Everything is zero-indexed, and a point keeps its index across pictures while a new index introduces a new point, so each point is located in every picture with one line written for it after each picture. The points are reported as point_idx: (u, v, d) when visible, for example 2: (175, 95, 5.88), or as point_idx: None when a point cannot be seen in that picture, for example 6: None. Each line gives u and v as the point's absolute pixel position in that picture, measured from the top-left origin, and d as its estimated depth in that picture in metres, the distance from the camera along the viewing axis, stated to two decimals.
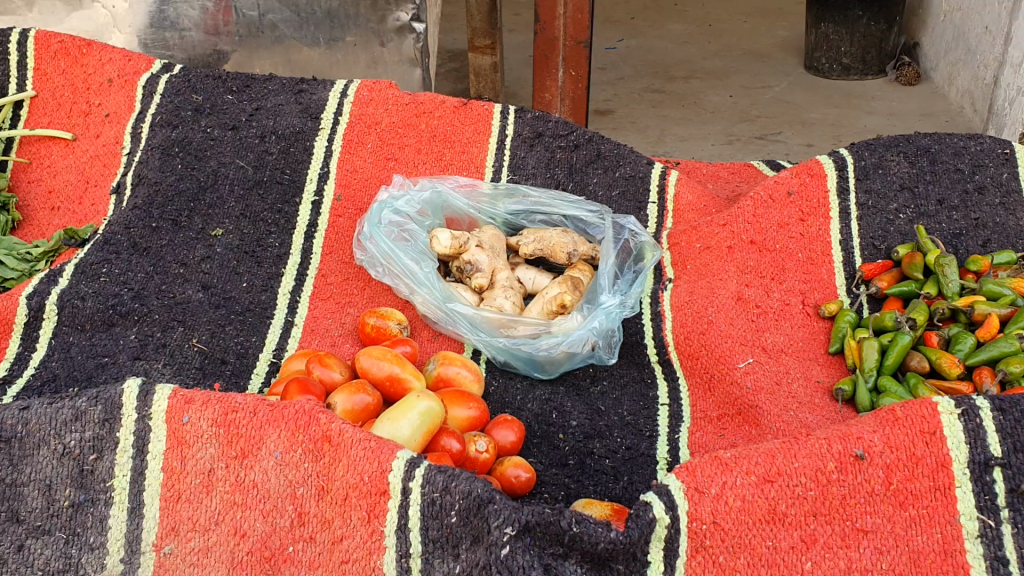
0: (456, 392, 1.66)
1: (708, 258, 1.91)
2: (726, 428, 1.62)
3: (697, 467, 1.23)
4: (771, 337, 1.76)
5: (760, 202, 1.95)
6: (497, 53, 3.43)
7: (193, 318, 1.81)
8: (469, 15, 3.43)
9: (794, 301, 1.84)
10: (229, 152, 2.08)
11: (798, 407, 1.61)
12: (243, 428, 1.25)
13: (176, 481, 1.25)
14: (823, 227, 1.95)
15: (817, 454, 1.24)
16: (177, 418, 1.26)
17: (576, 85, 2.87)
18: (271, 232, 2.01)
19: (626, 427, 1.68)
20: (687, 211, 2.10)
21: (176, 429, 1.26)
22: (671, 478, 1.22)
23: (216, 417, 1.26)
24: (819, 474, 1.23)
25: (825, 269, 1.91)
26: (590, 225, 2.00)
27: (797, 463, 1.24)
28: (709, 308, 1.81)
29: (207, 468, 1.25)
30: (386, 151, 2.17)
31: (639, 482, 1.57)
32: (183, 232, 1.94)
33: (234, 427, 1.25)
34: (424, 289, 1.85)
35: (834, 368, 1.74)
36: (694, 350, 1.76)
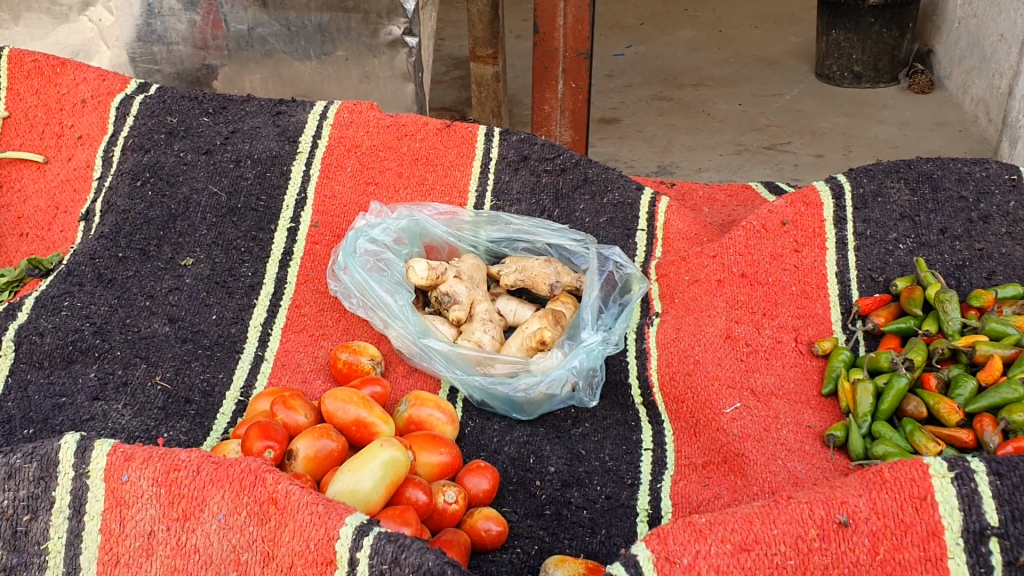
0: (427, 435, 1.58)
1: (696, 292, 1.82)
2: (710, 477, 1.54)
3: (669, 534, 1.16)
4: (761, 378, 1.67)
5: (752, 231, 1.87)
6: (499, 63, 3.35)
7: (157, 354, 1.74)
8: (471, 25, 3.34)
9: (786, 339, 1.75)
10: (202, 178, 2.00)
11: (787, 456, 1.53)
12: (185, 488, 1.18)
13: (114, 544, 1.17)
14: (819, 259, 1.85)
15: (798, 520, 1.16)
16: (116, 477, 1.19)
17: (576, 96, 2.75)
18: (245, 261, 1.94)
19: (606, 474, 1.60)
20: (676, 240, 2.01)
21: (115, 488, 1.19)
22: (640, 548, 1.15)
23: (157, 476, 1.19)
24: (799, 542, 1.15)
25: (820, 304, 1.81)
26: (574, 254, 1.92)
27: (777, 530, 1.16)
28: (696, 346, 1.73)
29: (147, 530, 1.17)
30: (366, 176, 2.09)
31: (617, 536, 1.49)
32: (151, 262, 1.88)
33: (175, 487, 1.18)
34: (398, 322, 1.77)
35: (827, 412, 1.64)
36: (679, 392, 1.68)
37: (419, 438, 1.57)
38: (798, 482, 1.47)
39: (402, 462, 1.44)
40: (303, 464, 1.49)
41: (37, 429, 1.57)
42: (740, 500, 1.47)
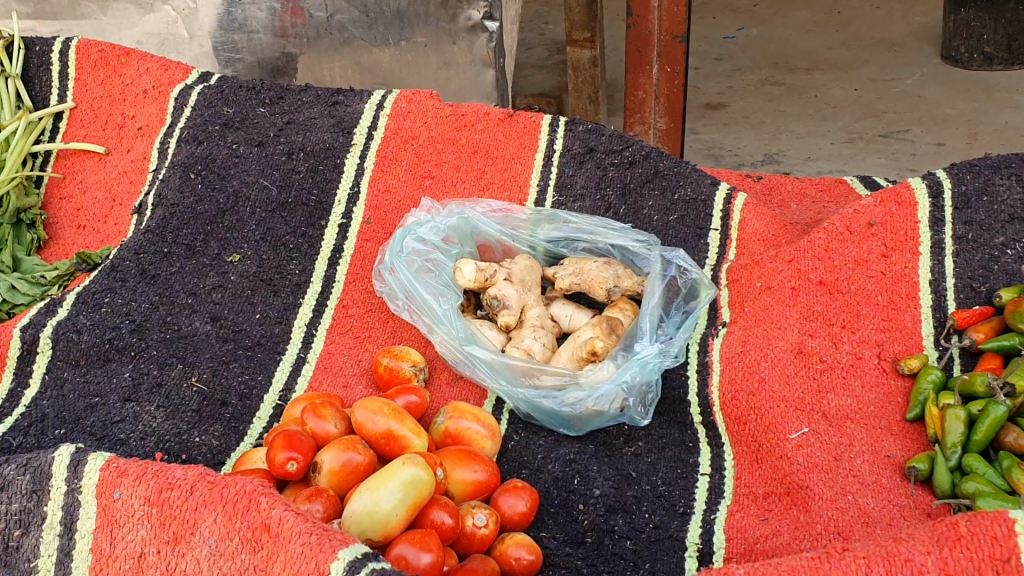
0: (462, 451, 1.47)
1: (768, 300, 1.65)
2: (771, 510, 1.38)
3: None
4: (835, 400, 1.49)
5: (835, 234, 1.68)
6: (596, 48, 3.20)
7: (195, 355, 1.69)
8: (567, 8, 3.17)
9: (868, 355, 1.56)
10: (253, 171, 1.95)
11: (859, 491, 1.35)
12: (177, 509, 1.11)
13: (105, 565, 1.12)
14: (911, 264, 1.65)
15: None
16: (108, 493, 1.14)
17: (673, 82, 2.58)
18: (293, 257, 1.89)
19: (656, 500, 1.46)
20: (752, 241, 1.83)
21: (106, 505, 1.13)
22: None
23: (149, 495, 1.13)
24: None
25: (910, 315, 1.61)
26: (636, 256, 1.78)
27: None
28: (762, 362, 1.56)
29: (138, 552, 1.12)
30: (423, 169, 2.00)
31: (661, 572, 1.35)
32: (196, 258, 1.86)
33: (167, 507, 1.12)
34: (442, 327, 1.67)
35: (911, 439, 1.45)
36: (741, 413, 1.52)
37: (453, 454, 1.46)
38: (869, 521, 1.30)
39: (427, 481, 1.33)
40: (327, 478, 1.39)
41: (69, 429, 1.52)
42: (801, 538, 1.31)
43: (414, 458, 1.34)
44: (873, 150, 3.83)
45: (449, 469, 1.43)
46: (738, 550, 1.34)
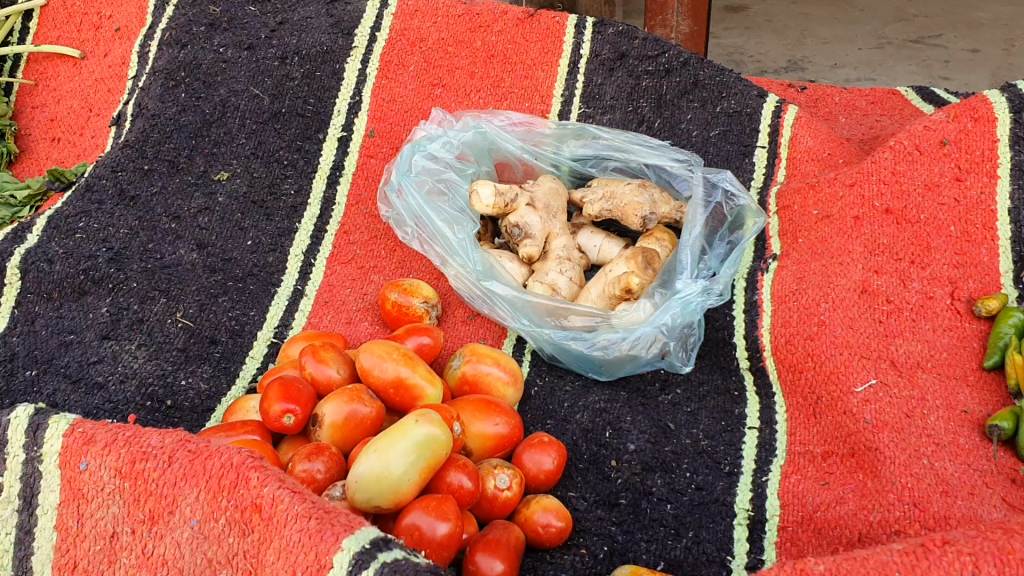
0: (481, 400, 1.30)
1: (827, 229, 1.47)
2: (832, 473, 1.22)
3: None
4: (905, 346, 1.31)
5: (902, 154, 1.49)
6: None
7: (179, 287, 1.51)
8: None
9: (939, 294, 1.38)
10: (243, 78, 1.75)
11: (935, 453, 1.18)
12: (153, 484, 0.96)
13: (72, 546, 0.97)
14: (988, 189, 1.44)
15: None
16: (74, 464, 0.98)
17: None
18: (288, 176, 1.69)
19: (698, 457, 1.30)
20: (805, 160, 1.61)
21: (72, 478, 0.98)
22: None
23: (120, 466, 0.97)
24: None
25: (987, 249, 1.40)
26: (675, 178, 1.58)
27: None
28: (822, 303, 1.38)
29: (109, 531, 0.96)
30: (432, 76, 1.79)
31: (707, 543, 1.20)
32: (180, 177, 1.66)
33: (142, 481, 0.96)
34: (457, 259, 1.48)
35: (989, 392, 1.27)
36: (798, 360, 1.35)
37: (473, 404, 1.28)
38: (948, 491, 1.13)
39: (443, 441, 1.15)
40: (329, 433, 1.23)
41: (41, 370, 1.36)
42: (869, 509, 1.15)
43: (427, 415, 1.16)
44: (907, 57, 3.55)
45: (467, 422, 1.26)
46: (795, 519, 1.19)
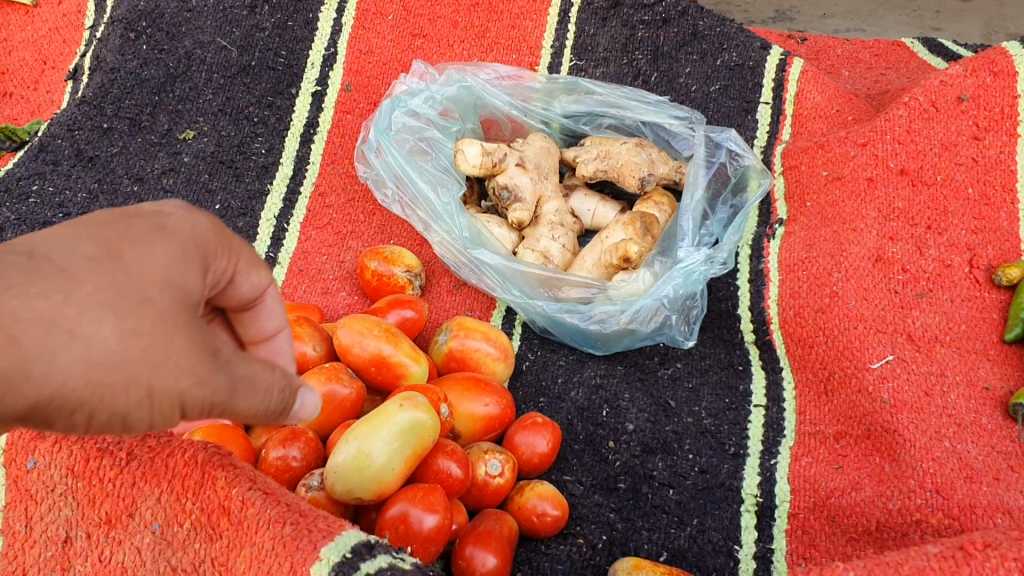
0: (470, 378, 1.20)
1: (838, 193, 1.37)
2: (846, 456, 1.14)
3: None
4: (922, 319, 1.23)
5: (917, 111, 1.39)
6: None
7: None
8: None
9: (957, 262, 1.29)
10: (209, 29, 1.62)
11: (957, 435, 1.11)
12: (109, 485, 0.90)
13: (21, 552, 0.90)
14: (1008, 148, 1.36)
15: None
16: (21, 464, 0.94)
17: None
18: (258, 134, 1.57)
19: (701, 438, 1.22)
20: (812, 117, 1.51)
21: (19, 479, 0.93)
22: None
23: (72, 465, 0.91)
24: None
25: (1006, 212, 1.32)
26: (674, 137, 1.48)
27: None
28: (835, 272, 1.29)
29: (62, 536, 0.90)
30: (413, 25, 1.67)
31: (713, 531, 1.12)
32: (143, 136, 1.55)
33: (97, 482, 0.90)
34: (441, 224, 1.36)
35: (1010, 367, 1.19)
36: (808, 334, 1.26)
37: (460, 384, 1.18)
38: (972, 477, 1.06)
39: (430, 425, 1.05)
40: None
41: None
42: (887, 496, 1.07)
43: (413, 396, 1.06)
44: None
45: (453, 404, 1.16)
46: (807, 505, 1.12)
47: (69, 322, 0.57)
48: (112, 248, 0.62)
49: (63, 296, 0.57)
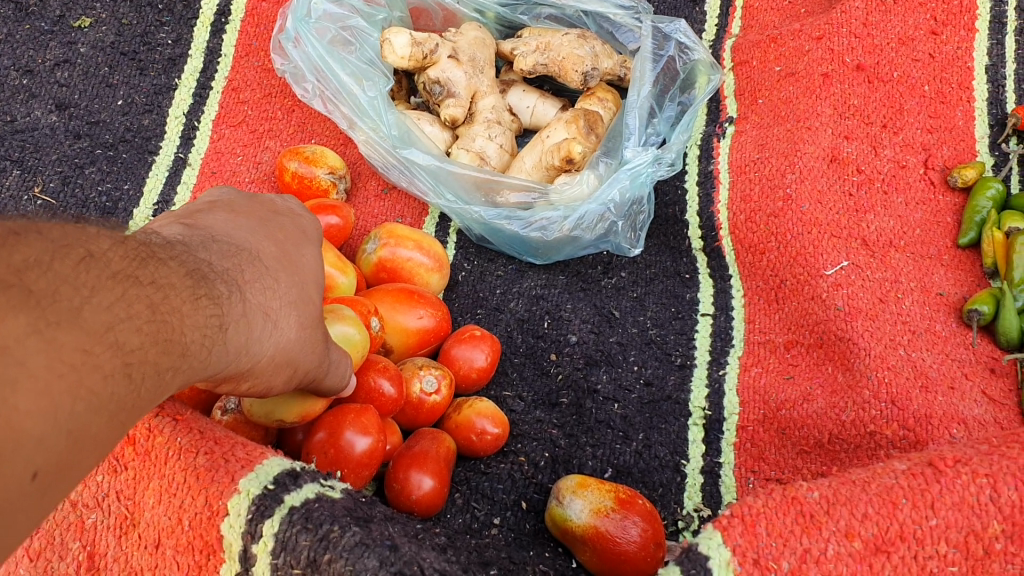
0: (402, 289, 1.11)
1: (791, 89, 1.29)
2: (797, 365, 1.09)
3: (761, 517, 0.71)
4: (877, 222, 1.17)
5: (875, 4, 1.33)
6: None
7: (37, 155, 1.29)
8: None
9: (912, 162, 1.24)
10: None
11: (912, 342, 1.06)
12: None
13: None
14: (965, 44, 1.30)
15: (973, 506, 0.70)
16: None
17: None
18: (163, 23, 1.41)
19: (647, 348, 1.16)
20: (763, 9, 1.41)
21: None
22: (713, 545, 0.70)
23: None
24: (970, 538, 0.70)
25: (961, 111, 1.28)
26: (618, 29, 1.39)
27: (937, 521, 0.70)
28: (788, 173, 1.22)
29: None
30: None
31: (659, 446, 1.07)
32: (32, 23, 1.39)
33: None
34: (367, 121, 1.25)
35: (964, 272, 1.17)
36: (759, 240, 1.20)
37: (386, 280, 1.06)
38: (928, 385, 1.01)
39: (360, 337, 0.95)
40: None
41: None
42: (840, 407, 1.03)
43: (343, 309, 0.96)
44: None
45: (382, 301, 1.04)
46: (756, 417, 1.07)
47: (271, 300, 0.67)
48: (277, 245, 0.72)
49: (268, 291, 0.67)
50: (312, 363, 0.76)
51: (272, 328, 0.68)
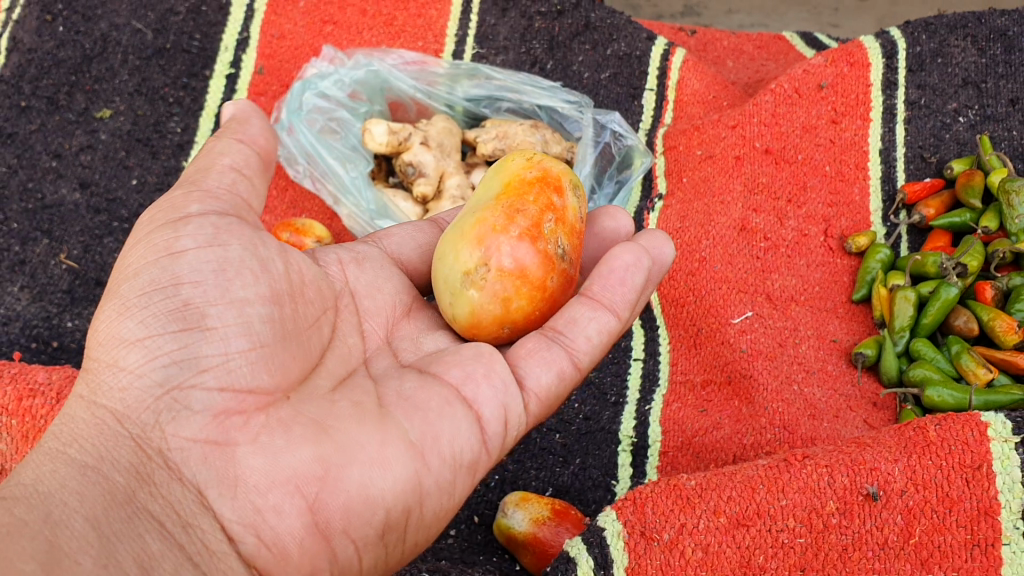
0: None
1: (709, 170, 1.51)
2: (710, 401, 1.28)
3: (649, 501, 0.89)
4: (779, 281, 1.39)
5: (782, 97, 1.54)
6: None
7: (62, 227, 1.49)
8: None
9: (813, 232, 1.45)
10: (124, 13, 1.66)
11: (805, 379, 1.27)
12: (40, 419, 1.07)
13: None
14: (861, 132, 1.53)
15: (815, 490, 0.89)
16: None
17: None
18: (173, 114, 1.61)
19: (587, 388, 1.34)
20: (691, 102, 1.64)
21: None
22: (608, 520, 0.89)
23: (7, 404, 1.07)
24: (813, 516, 0.88)
25: (858, 188, 1.51)
26: (566, 119, 1.61)
27: (785, 501, 0.89)
28: (703, 240, 1.43)
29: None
30: (323, 13, 1.70)
31: (593, 468, 1.25)
32: (60, 114, 1.58)
33: (29, 418, 1.07)
34: (349, 198, 1.51)
35: (856, 323, 1.38)
36: (679, 295, 1.39)
37: (570, 197, 0.92)
38: (816, 414, 1.22)
39: (545, 158, 0.94)
40: None
41: None
42: (743, 432, 1.22)
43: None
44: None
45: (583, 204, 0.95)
46: (675, 443, 1.25)
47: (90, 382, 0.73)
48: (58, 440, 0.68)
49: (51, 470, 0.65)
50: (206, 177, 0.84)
51: (114, 313, 0.74)
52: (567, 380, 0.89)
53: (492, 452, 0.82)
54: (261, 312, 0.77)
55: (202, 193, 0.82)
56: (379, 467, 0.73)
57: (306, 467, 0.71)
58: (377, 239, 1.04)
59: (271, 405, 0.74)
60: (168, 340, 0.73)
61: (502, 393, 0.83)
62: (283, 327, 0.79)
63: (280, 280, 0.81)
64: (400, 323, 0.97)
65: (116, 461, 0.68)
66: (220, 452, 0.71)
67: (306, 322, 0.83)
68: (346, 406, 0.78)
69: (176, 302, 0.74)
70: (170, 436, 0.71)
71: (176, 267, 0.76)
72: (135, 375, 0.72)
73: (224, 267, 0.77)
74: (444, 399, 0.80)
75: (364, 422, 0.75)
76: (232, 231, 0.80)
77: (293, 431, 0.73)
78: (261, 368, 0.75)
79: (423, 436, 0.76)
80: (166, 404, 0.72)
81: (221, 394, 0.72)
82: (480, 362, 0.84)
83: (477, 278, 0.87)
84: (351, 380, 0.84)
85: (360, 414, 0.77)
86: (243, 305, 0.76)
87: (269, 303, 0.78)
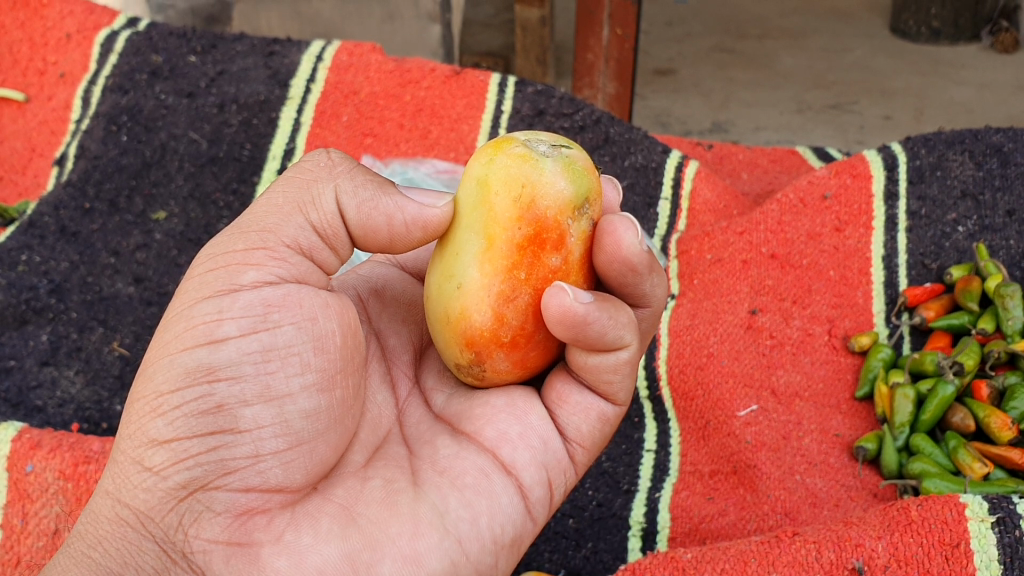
0: None
1: (719, 273, 1.59)
2: (717, 489, 1.35)
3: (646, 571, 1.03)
4: (784, 376, 1.48)
5: (788, 206, 1.63)
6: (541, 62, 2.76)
7: (117, 318, 1.60)
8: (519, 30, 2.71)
9: (818, 331, 1.54)
10: (182, 123, 1.78)
11: (807, 470, 1.35)
12: (93, 481, 1.21)
13: (16, 543, 1.19)
14: (864, 240, 1.61)
15: (801, 565, 1.01)
16: (20, 468, 1.22)
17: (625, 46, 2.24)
18: (223, 217, 1.72)
19: (601, 477, 1.38)
20: (703, 211, 1.76)
21: (18, 480, 1.22)
22: None
23: (63, 469, 1.22)
24: None
25: (862, 292, 1.59)
26: None
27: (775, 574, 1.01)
28: (711, 336, 1.52)
29: (53, 529, 1.19)
30: (363, 127, 1.82)
31: (604, 552, 1.29)
32: (120, 215, 1.72)
33: (83, 482, 1.21)
34: None
35: (859, 419, 1.46)
36: (689, 389, 1.47)
37: (573, 243, 0.88)
38: (817, 503, 1.30)
39: (541, 188, 0.86)
40: None
41: None
42: (748, 519, 1.29)
43: (564, 153, 0.89)
44: (901, 59, 3.23)
45: (592, 225, 0.90)
46: (683, 530, 1.30)
47: (114, 475, 0.80)
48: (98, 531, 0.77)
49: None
50: (278, 224, 0.86)
51: (145, 407, 0.80)
52: (607, 419, 0.97)
53: (534, 518, 0.91)
54: (301, 406, 0.83)
55: (270, 252, 0.85)
56: (412, 563, 0.81)
57: (334, 567, 0.79)
58: (394, 258, 1.12)
59: (295, 501, 0.82)
60: (194, 442, 0.79)
61: (539, 455, 0.92)
62: (322, 419, 0.84)
63: (332, 358, 0.85)
64: (426, 352, 1.04)
65: (141, 569, 0.76)
66: (243, 552, 0.78)
67: (350, 399, 0.88)
68: (376, 488, 0.85)
69: (211, 402, 0.80)
70: (193, 538, 0.78)
71: (216, 358, 0.80)
72: (159, 476, 0.78)
73: (269, 358, 0.82)
74: (481, 470, 0.89)
75: (393, 508, 0.83)
76: (287, 308, 0.83)
77: (320, 523, 0.81)
78: (293, 467, 0.82)
79: (458, 520, 0.85)
80: (187, 506, 0.79)
81: (245, 493, 0.80)
82: (516, 421, 0.93)
83: (472, 370, 0.92)
84: (383, 452, 0.91)
85: (391, 498, 0.84)
86: (284, 403, 0.82)
87: (313, 393, 0.84)
